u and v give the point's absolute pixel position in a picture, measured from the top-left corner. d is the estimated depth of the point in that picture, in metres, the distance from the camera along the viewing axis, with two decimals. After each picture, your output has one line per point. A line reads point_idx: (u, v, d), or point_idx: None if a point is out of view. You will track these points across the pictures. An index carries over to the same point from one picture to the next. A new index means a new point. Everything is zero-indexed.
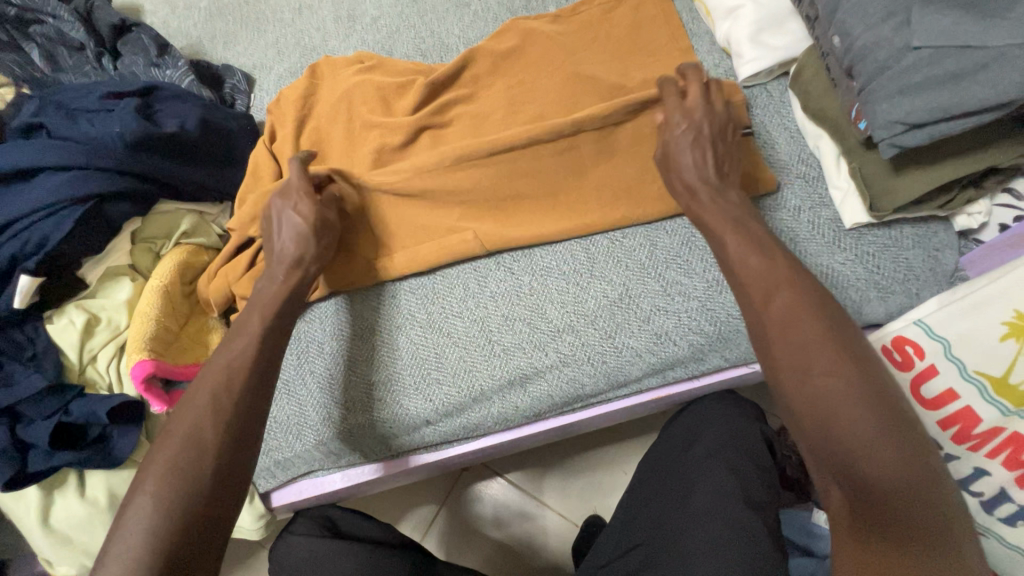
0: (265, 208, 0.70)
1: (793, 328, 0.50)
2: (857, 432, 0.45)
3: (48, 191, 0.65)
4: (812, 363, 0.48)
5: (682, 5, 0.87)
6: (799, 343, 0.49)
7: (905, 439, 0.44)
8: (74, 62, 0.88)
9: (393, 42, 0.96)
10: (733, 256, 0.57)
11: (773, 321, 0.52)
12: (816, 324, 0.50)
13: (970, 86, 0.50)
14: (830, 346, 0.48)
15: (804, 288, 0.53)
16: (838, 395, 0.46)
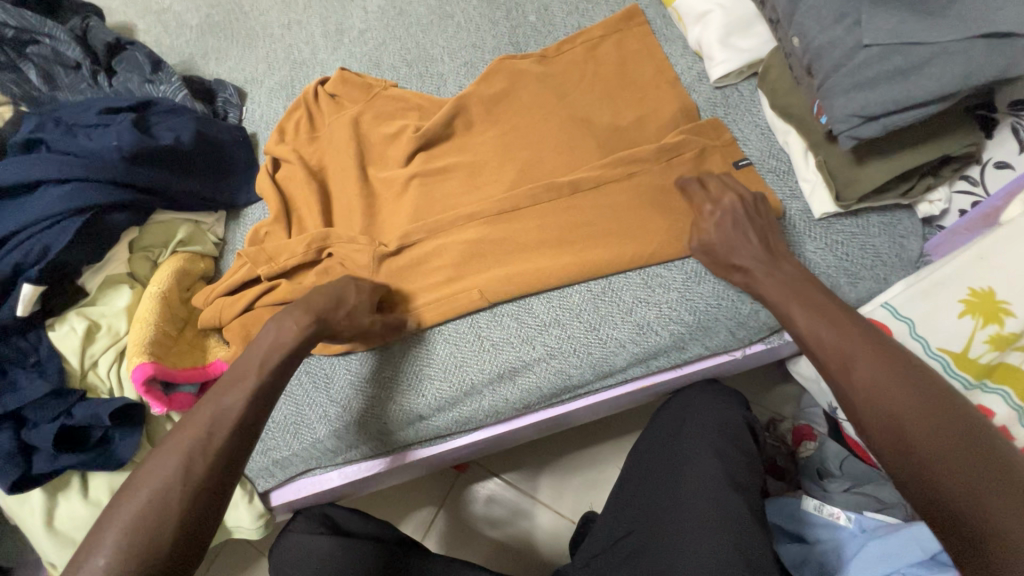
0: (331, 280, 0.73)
1: (879, 389, 0.53)
2: (971, 495, 0.44)
3: (49, 203, 0.68)
4: (911, 428, 0.50)
5: (656, 13, 0.91)
6: (892, 406, 0.52)
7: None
8: (70, 80, 0.90)
9: (380, 54, 0.99)
10: (802, 322, 0.61)
11: (858, 381, 0.55)
12: (904, 387, 0.52)
13: (917, 80, 0.54)
14: (930, 408, 0.50)
15: (890, 351, 0.56)
16: (940, 458, 0.47)
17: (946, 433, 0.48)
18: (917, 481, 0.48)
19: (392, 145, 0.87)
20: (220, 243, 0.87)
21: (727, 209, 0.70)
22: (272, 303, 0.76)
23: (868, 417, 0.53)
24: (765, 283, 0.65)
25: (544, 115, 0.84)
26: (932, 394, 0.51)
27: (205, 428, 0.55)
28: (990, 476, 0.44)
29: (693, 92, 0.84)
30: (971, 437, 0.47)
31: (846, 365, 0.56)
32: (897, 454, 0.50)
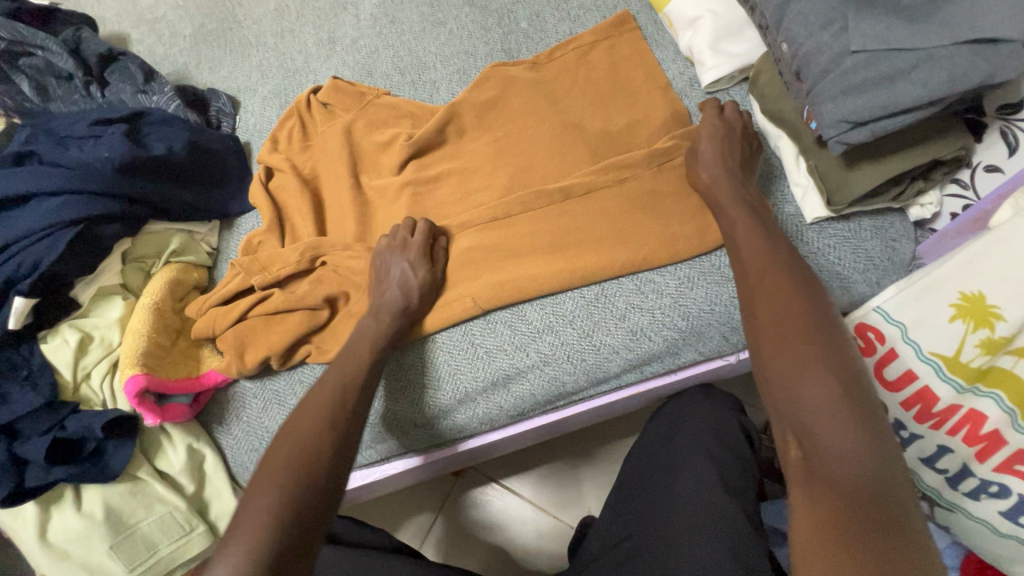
0: (376, 257, 0.77)
1: (777, 299, 0.54)
2: (822, 407, 0.46)
3: (40, 215, 0.68)
4: (797, 338, 0.51)
5: (647, 18, 0.91)
6: (786, 315, 0.52)
7: (875, 431, 0.45)
8: (64, 91, 0.91)
9: (373, 61, 0.99)
10: (742, 240, 0.63)
11: (761, 293, 0.56)
12: (802, 304, 0.53)
13: (904, 85, 0.54)
14: (810, 327, 0.51)
15: (799, 268, 0.57)
16: (804, 373, 0.48)
17: (824, 353, 0.49)
18: (782, 390, 0.49)
19: (385, 153, 0.88)
20: (214, 253, 0.87)
21: (716, 134, 0.73)
22: (265, 312, 0.76)
23: (759, 326, 0.54)
24: (727, 206, 0.68)
25: (537, 121, 0.84)
26: (824, 324, 0.51)
27: (314, 414, 0.59)
28: (840, 394, 0.46)
29: (684, 97, 0.84)
30: (842, 359, 0.49)
31: (760, 277, 0.57)
32: (773, 363, 0.51)
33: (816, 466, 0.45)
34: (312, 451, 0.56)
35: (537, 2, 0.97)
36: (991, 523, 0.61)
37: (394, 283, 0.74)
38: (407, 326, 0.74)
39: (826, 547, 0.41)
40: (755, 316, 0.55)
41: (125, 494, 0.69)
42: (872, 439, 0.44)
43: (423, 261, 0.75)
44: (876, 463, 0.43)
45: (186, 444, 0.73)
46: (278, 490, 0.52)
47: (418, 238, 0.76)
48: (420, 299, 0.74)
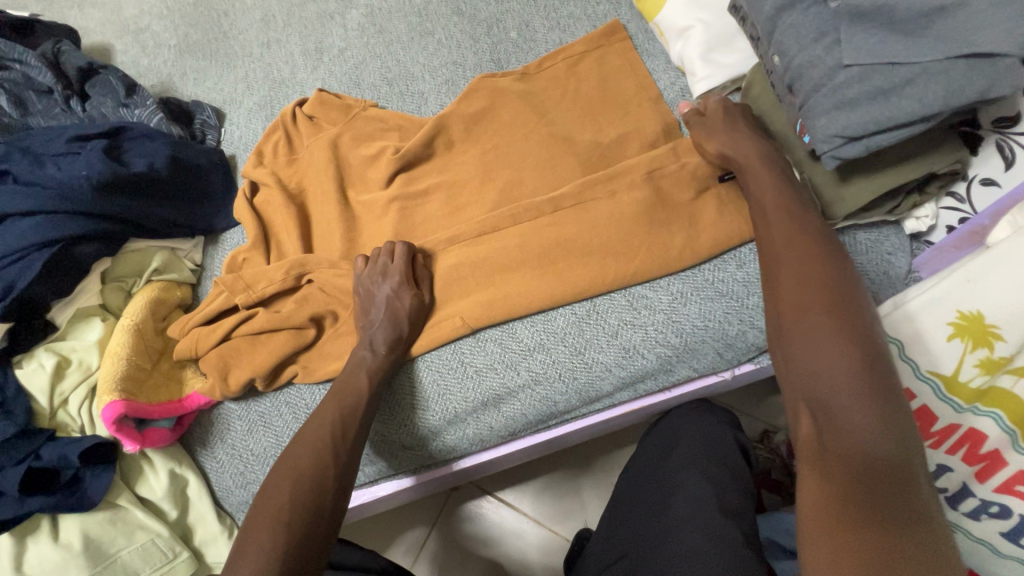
0: (360, 289, 0.75)
1: (803, 275, 0.54)
2: (842, 384, 0.45)
3: (15, 237, 0.67)
4: (821, 315, 0.50)
5: (637, 27, 0.90)
6: (811, 289, 0.52)
7: (894, 410, 0.44)
8: (43, 106, 0.88)
9: (361, 72, 0.98)
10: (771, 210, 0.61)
11: (785, 272, 0.55)
12: (828, 283, 0.52)
13: (899, 99, 0.53)
14: (838, 307, 0.50)
15: (831, 250, 0.56)
16: (826, 352, 0.48)
17: (851, 331, 0.48)
18: (800, 365, 0.49)
19: (372, 167, 0.86)
20: (198, 269, 0.86)
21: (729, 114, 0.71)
22: (250, 332, 0.74)
23: (779, 305, 0.54)
24: (746, 157, 0.66)
25: (526, 134, 0.83)
26: (849, 303, 0.50)
27: (313, 451, 0.62)
28: (863, 372, 0.46)
29: (676, 108, 0.83)
30: (867, 339, 0.48)
31: (783, 250, 0.57)
32: (791, 340, 0.51)
33: (830, 440, 0.44)
34: (313, 493, 0.58)
35: (526, 12, 0.95)
36: (991, 543, 0.60)
37: (380, 312, 0.72)
38: (395, 345, 0.72)
39: (833, 520, 0.39)
40: (777, 294, 0.55)
41: (103, 522, 0.67)
42: (892, 421, 0.43)
43: (407, 287, 0.73)
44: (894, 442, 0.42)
45: (168, 469, 0.71)
46: (278, 534, 0.54)
47: (401, 264, 0.74)
48: (402, 325, 0.72)
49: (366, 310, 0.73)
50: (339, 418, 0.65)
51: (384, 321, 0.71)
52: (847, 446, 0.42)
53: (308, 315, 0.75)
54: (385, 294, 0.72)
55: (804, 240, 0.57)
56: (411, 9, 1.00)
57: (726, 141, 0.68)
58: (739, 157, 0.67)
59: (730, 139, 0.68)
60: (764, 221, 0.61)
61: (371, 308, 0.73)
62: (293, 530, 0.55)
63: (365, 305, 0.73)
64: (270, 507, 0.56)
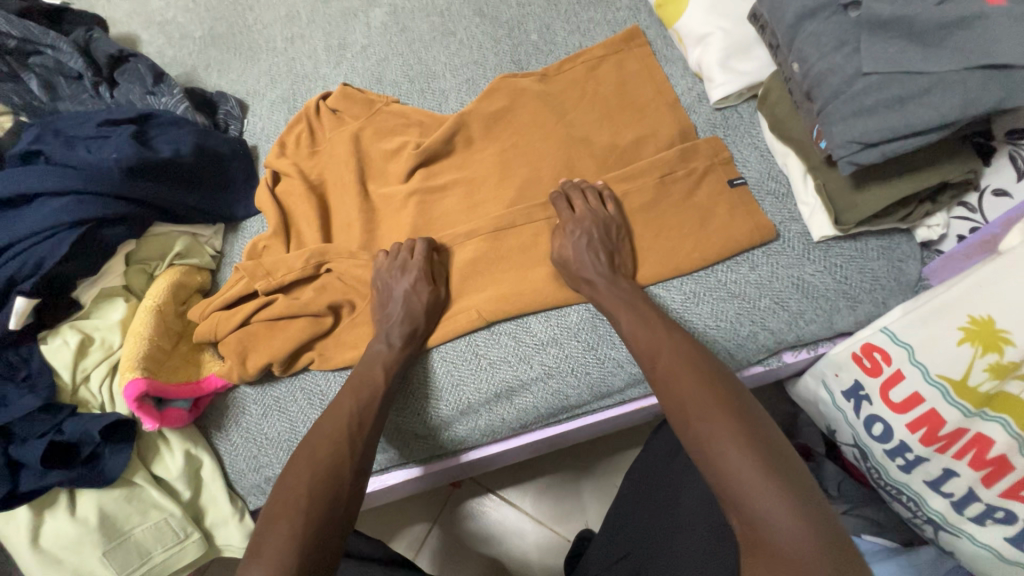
0: (381, 283, 0.76)
1: (675, 379, 0.60)
2: (744, 477, 0.49)
3: (45, 216, 0.68)
4: (701, 416, 0.55)
5: (656, 34, 0.92)
6: (690, 390, 0.58)
7: (793, 481, 0.49)
8: (72, 91, 0.91)
9: (382, 69, 0.99)
10: (627, 330, 0.67)
11: (664, 375, 0.61)
12: (692, 379, 0.59)
13: (916, 108, 0.54)
14: (713, 401, 0.56)
15: (695, 347, 0.63)
16: (722, 445, 0.52)
17: (727, 419, 0.54)
18: (708, 466, 0.53)
19: (393, 161, 0.88)
20: (218, 256, 0.87)
21: (590, 223, 0.73)
22: (269, 318, 0.76)
23: (670, 410, 0.59)
24: (603, 293, 0.70)
25: (545, 133, 0.84)
26: (722, 393, 0.57)
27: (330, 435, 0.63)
28: (755, 457, 0.50)
29: (693, 113, 0.84)
30: (742, 415, 0.55)
31: (658, 363, 0.63)
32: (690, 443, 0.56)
33: (758, 535, 0.47)
34: (328, 477, 0.59)
35: (547, 15, 0.97)
36: (994, 547, 0.61)
37: (399, 307, 0.73)
38: (411, 338, 0.73)
39: None
40: (667, 400, 0.60)
41: (120, 499, 0.68)
42: (795, 494, 0.48)
43: (425, 283, 0.74)
44: (804, 513, 0.46)
45: (185, 449, 0.72)
46: (301, 513, 0.55)
47: (419, 261, 0.75)
48: (418, 315, 0.74)
49: (383, 306, 0.75)
50: (356, 405, 0.66)
51: (402, 312, 0.73)
52: (770, 537, 0.46)
53: (326, 303, 0.77)
54: (405, 291, 0.73)
55: (669, 349, 0.63)
56: (433, 9, 1.02)
57: (583, 277, 0.71)
58: (593, 291, 0.71)
59: (583, 276, 0.72)
60: (631, 342, 0.66)
61: (390, 303, 0.74)
62: (308, 511, 0.56)
63: (382, 303, 0.75)
64: (287, 488, 0.58)
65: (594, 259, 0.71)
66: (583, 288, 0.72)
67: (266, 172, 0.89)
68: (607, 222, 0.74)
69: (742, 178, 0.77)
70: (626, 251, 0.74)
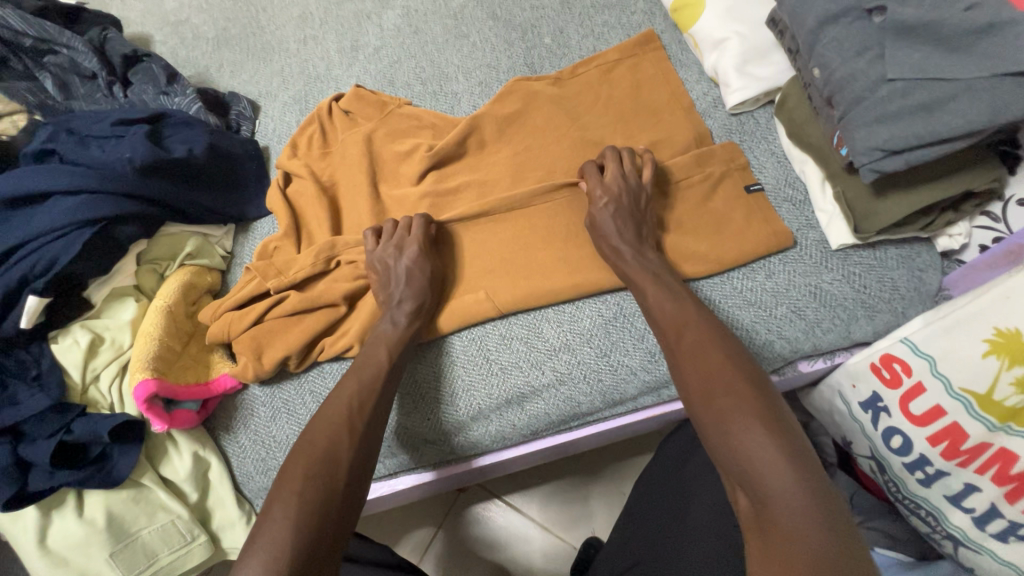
0: (376, 260, 0.75)
1: (700, 355, 0.59)
2: (760, 455, 0.48)
3: (58, 215, 0.67)
4: (723, 392, 0.54)
5: (671, 38, 0.91)
6: (710, 366, 0.57)
7: (804, 460, 0.48)
8: (86, 90, 0.91)
9: (395, 71, 0.99)
10: (652, 301, 0.66)
11: (684, 349, 0.60)
12: (715, 354, 0.58)
13: (941, 115, 0.53)
14: (732, 376, 0.55)
15: (718, 325, 0.62)
16: (736, 419, 0.51)
17: (745, 395, 0.53)
18: (720, 438, 0.52)
19: (405, 163, 0.87)
20: (228, 256, 0.87)
21: (618, 191, 0.72)
22: (283, 314, 0.75)
23: (687, 382, 0.58)
24: (630, 263, 0.69)
25: (558, 137, 0.84)
26: (742, 369, 0.56)
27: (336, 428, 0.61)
28: (772, 435, 0.50)
29: (708, 118, 0.84)
30: (759, 392, 0.54)
31: (682, 337, 0.62)
32: (707, 417, 0.55)
33: (765, 512, 0.46)
34: (327, 470, 0.57)
35: (561, 18, 0.97)
36: (1018, 566, 0.59)
37: (402, 283, 0.72)
38: (417, 315, 0.72)
39: None
40: (684, 373, 0.59)
41: (127, 500, 0.67)
42: (804, 470, 0.47)
43: (424, 255, 0.74)
44: (815, 493, 0.45)
45: (193, 451, 0.72)
46: (301, 504, 0.54)
47: (417, 234, 0.75)
48: (427, 298, 0.73)
49: (384, 283, 0.73)
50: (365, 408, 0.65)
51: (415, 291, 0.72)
52: (779, 515, 0.45)
53: (341, 292, 0.76)
54: (404, 263, 0.72)
55: (695, 325, 0.62)
56: (447, 12, 1.01)
57: (610, 247, 0.71)
58: (621, 262, 0.70)
59: (612, 246, 0.71)
60: (656, 315, 0.65)
61: (392, 281, 0.73)
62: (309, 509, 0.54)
63: (382, 279, 0.74)
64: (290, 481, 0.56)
65: (622, 228, 0.71)
66: (609, 257, 0.72)
67: (278, 172, 0.89)
68: (637, 192, 0.73)
69: (759, 184, 0.76)
70: (654, 222, 0.74)
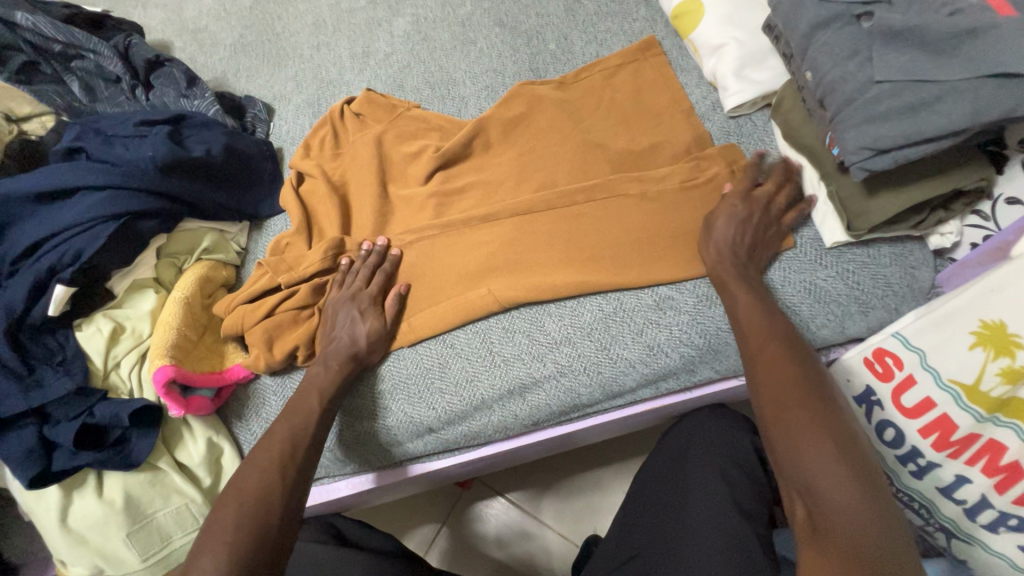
0: (329, 309, 0.78)
1: (776, 368, 0.59)
2: (826, 474, 0.50)
3: (84, 209, 0.71)
4: (795, 408, 0.55)
5: (671, 44, 0.94)
6: (784, 380, 0.58)
7: (869, 483, 0.50)
8: (110, 93, 0.95)
9: (404, 76, 1.03)
10: (745, 308, 0.66)
11: (759, 361, 0.61)
12: (790, 367, 0.58)
13: (927, 115, 0.56)
14: (806, 393, 0.56)
15: (795, 337, 0.62)
16: (806, 436, 0.53)
17: (815, 413, 0.54)
18: (785, 451, 0.54)
19: (413, 164, 0.90)
20: (242, 252, 0.90)
21: (755, 202, 0.73)
22: (293, 308, 0.79)
23: (759, 391, 0.59)
24: (726, 267, 0.70)
25: (561, 139, 0.87)
26: (816, 387, 0.57)
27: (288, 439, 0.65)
28: (841, 456, 0.51)
29: (707, 121, 0.86)
30: (832, 411, 0.55)
31: (761, 346, 0.62)
32: (776, 429, 0.56)
33: (825, 528, 0.49)
34: (264, 474, 0.62)
35: (565, 25, 1.00)
36: (1008, 556, 0.61)
37: (343, 335, 0.75)
38: (350, 361, 0.74)
39: None
40: (755, 384, 0.60)
41: (144, 483, 0.70)
42: (870, 496, 0.49)
43: (373, 311, 0.77)
44: (879, 519, 0.48)
45: (207, 437, 0.75)
46: (243, 502, 0.59)
47: (372, 290, 0.78)
48: (376, 346, 0.77)
49: (328, 334, 0.76)
50: None
51: (361, 338, 0.75)
52: (837, 534, 0.48)
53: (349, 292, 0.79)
54: (349, 317, 0.76)
55: (773, 334, 0.62)
56: (455, 19, 1.05)
57: (716, 251, 0.72)
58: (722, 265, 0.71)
59: (718, 252, 0.71)
60: (743, 322, 0.65)
61: (331, 329, 0.76)
62: (243, 511, 0.58)
63: (326, 329, 0.77)
64: (238, 483, 0.61)
65: (732, 240, 0.71)
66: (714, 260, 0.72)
67: (291, 172, 0.93)
68: (767, 208, 0.74)
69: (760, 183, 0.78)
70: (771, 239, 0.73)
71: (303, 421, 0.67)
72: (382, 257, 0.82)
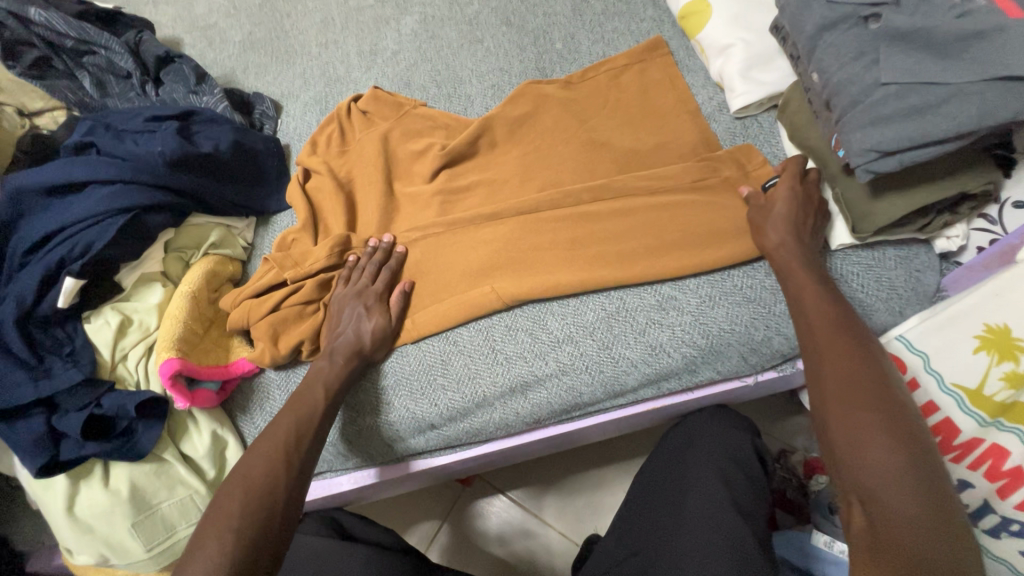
0: (334, 305, 0.78)
1: (844, 367, 0.55)
2: (892, 482, 0.47)
3: (94, 203, 0.72)
4: (862, 411, 0.52)
5: (679, 44, 0.94)
6: (852, 381, 0.54)
7: (937, 500, 0.46)
8: (120, 88, 0.96)
9: (411, 74, 1.03)
10: (806, 299, 0.63)
11: (824, 360, 0.57)
12: (859, 370, 0.55)
13: (933, 117, 0.55)
14: (875, 397, 0.52)
15: (867, 341, 0.58)
16: (873, 441, 0.49)
17: (885, 419, 0.51)
18: (847, 453, 0.50)
19: (419, 162, 0.91)
20: (249, 247, 0.91)
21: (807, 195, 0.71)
22: (298, 304, 0.79)
23: (821, 390, 0.56)
24: (792, 253, 0.67)
25: (566, 138, 0.87)
26: (887, 393, 0.53)
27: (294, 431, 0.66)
28: (909, 466, 0.47)
29: (713, 122, 0.86)
30: (903, 420, 0.51)
31: (828, 344, 0.58)
32: (838, 430, 0.52)
33: (881, 532, 0.46)
34: (268, 463, 0.62)
35: (572, 25, 1.00)
36: (1008, 562, 0.59)
37: (348, 330, 0.75)
38: (354, 356, 0.74)
39: None
40: (818, 382, 0.57)
41: (149, 473, 0.71)
42: (938, 513, 0.45)
43: (380, 308, 0.78)
44: (943, 538, 0.44)
45: (211, 429, 0.76)
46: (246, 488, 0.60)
47: (379, 286, 0.79)
48: (382, 343, 0.77)
49: (334, 328, 0.77)
50: None
51: (367, 333, 0.75)
52: (896, 545, 0.44)
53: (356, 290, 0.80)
54: (356, 312, 0.76)
55: (842, 334, 0.59)
56: (462, 18, 1.05)
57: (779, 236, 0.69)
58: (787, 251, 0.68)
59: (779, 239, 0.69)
60: (806, 312, 0.62)
61: (337, 324, 0.77)
62: (248, 499, 0.59)
63: (332, 324, 0.77)
64: (241, 473, 0.61)
65: (789, 225, 0.69)
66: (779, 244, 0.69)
67: (298, 169, 0.93)
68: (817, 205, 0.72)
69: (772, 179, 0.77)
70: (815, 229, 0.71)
71: (306, 415, 0.68)
72: (387, 254, 0.82)
